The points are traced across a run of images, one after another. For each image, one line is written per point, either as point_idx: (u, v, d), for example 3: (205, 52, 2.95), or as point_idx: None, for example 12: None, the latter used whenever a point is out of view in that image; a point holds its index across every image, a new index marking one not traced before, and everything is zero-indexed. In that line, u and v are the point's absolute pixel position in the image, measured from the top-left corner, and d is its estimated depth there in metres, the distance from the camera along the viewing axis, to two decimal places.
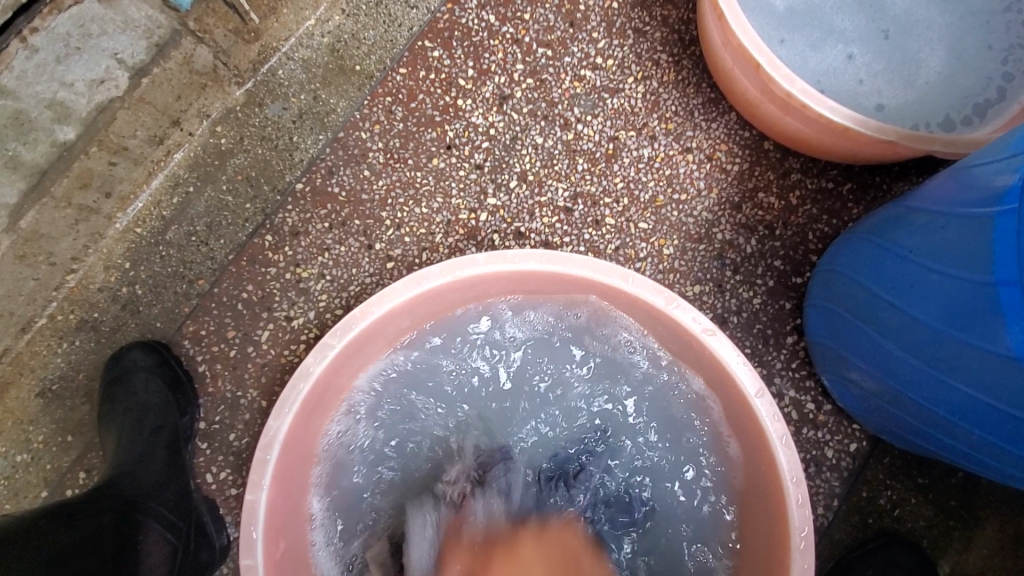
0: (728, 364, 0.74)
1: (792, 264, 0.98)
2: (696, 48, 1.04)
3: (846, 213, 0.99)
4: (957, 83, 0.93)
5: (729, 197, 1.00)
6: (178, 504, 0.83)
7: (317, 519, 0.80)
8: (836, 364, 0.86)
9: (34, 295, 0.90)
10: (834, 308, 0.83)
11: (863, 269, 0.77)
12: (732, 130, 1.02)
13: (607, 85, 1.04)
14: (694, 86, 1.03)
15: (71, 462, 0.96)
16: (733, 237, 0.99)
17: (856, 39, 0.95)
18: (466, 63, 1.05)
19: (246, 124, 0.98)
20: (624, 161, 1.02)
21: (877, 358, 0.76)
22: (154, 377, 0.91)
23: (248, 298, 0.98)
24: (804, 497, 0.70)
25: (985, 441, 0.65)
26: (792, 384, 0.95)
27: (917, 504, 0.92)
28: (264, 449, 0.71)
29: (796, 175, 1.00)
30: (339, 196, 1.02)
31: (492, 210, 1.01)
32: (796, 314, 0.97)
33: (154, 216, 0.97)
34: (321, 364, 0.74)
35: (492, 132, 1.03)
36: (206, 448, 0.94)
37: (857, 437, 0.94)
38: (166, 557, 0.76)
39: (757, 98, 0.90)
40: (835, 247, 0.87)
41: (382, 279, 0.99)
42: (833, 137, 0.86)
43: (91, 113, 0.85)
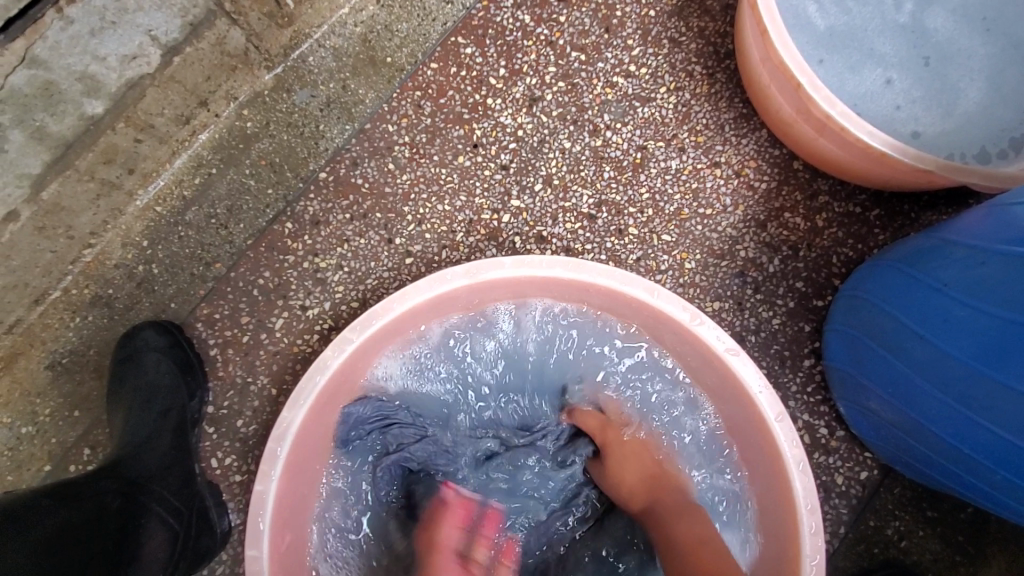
0: (750, 387, 0.73)
1: (814, 287, 0.97)
2: (731, 62, 1.03)
3: (871, 238, 0.98)
4: (994, 115, 0.91)
5: (754, 215, 0.99)
6: (181, 490, 0.82)
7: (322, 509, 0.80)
8: (854, 392, 0.85)
9: (50, 268, 0.89)
10: (857, 335, 0.82)
11: (892, 298, 0.76)
12: (761, 148, 1.01)
13: (639, 93, 1.03)
14: (727, 100, 1.02)
15: (77, 437, 0.97)
16: (757, 255, 0.98)
17: (896, 64, 0.94)
18: (498, 63, 1.04)
19: (272, 108, 0.98)
20: (651, 171, 1.00)
21: (900, 388, 0.75)
22: (165, 359, 0.91)
23: (264, 285, 0.98)
24: (817, 525, 0.69)
25: (1010, 483, 0.64)
26: (805, 408, 0.94)
27: (925, 537, 0.91)
28: (277, 440, 0.70)
29: (823, 197, 0.99)
30: (362, 188, 1.01)
31: (515, 212, 1.00)
32: (815, 337, 0.96)
33: (175, 195, 0.96)
34: (338, 358, 0.73)
35: (520, 133, 1.02)
36: (213, 433, 0.93)
37: (868, 465, 0.93)
38: (165, 543, 0.75)
39: (792, 116, 0.88)
40: (860, 273, 0.86)
41: (399, 274, 0.99)
42: (869, 162, 0.85)
43: (120, 88, 0.83)
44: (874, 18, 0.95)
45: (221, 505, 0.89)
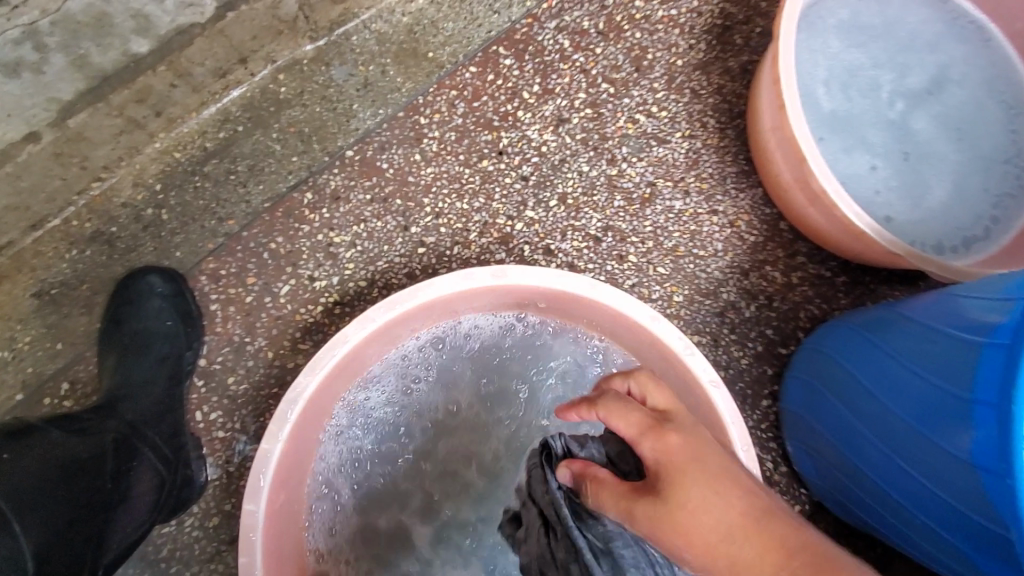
0: (724, 418, 0.81)
1: (781, 336, 1.08)
2: (742, 121, 1.13)
3: (836, 301, 1.10)
4: (953, 214, 1.06)
5: (740, 263, 1.09)
6: (171, 438, 0.85)
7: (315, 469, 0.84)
8: (805, 434, 0.96)
9: (55, 196, 0.90)
10: (816, 385, 0.93)
11: (852, 358, 0.87)
12: (756, 204, 1.11)
13: (657, 133, 1.11)
14: (732, 155, 1.12)
15: (56, 371, 0.93)
16: (737, 300, 1.08)
17: (881, 153, 1.07)
18: (533, 79, 1.09)
19: (309, 79, 1.00)
20: (657, 207, 1.09)
21: (847, 437, 0.85)
22: (167, 308, 0.92)
23: (275, 250, 0.99)
24: None
25: (926, 528, 0.75)
26: (757, 443, 1.05)
27: None
28: (288, 404, 0.73)
29: (801, 258, 1.11)
30: (386, 172, 1.04)
31: (528, 222, 1.06)
32: (775, 381, 1.07)
33: (196, 144, 0.97)
34: (358, 335, 0.77)
35: (544, 149, 1.08)
36: (201, 386, 0.94)
37: (802, 500, 1.04)
38: (152, 487, 0.76)
39: (790, 183, 0.99)
40: (824, 330, 0.97)
41: (410, 262, 1.02)
42: (849, 236, 0.96)
43: (169, 33, 0.85)
44: (869, 110, 1.08)
45: (201, 459, 0.90)
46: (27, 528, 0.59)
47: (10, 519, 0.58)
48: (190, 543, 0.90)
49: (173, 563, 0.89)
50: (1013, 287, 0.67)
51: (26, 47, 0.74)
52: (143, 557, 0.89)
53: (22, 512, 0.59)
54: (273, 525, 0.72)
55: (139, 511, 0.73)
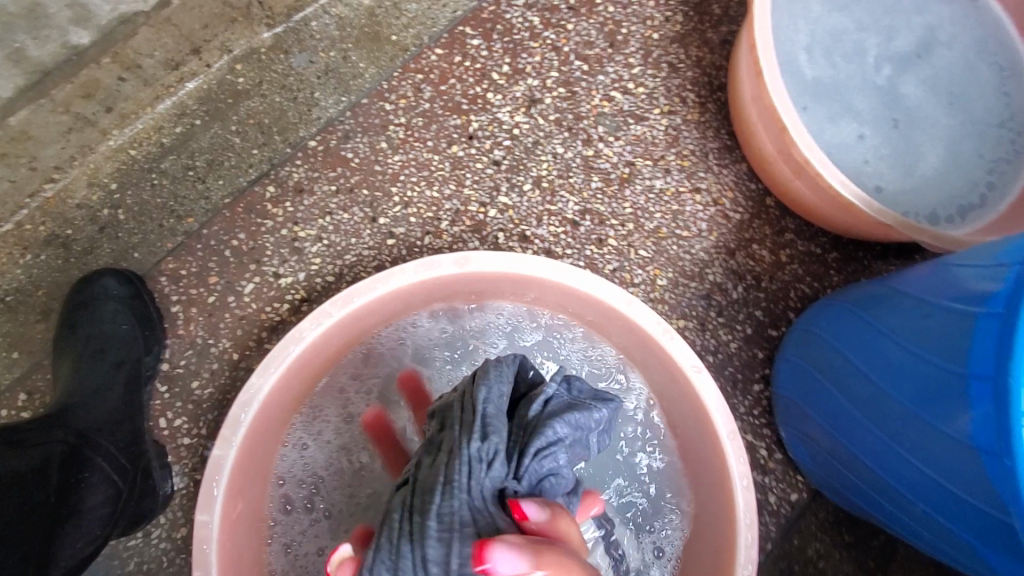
0: (706, 404, 0.77)
1: (771, 317, 1.04)
2: (723, 94, 1.08)
3: (828, 279, 1.05)
4: (947, 183, 1.00)
5: (726, 243, 1.05)
6: (128, 447, 0.80)
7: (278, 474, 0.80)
8: (797, 419, 0.92)
9: (7, 198, 0.89)
10: (807, 367, 0.89)
11: (843, 337, 0.83)
12: (740, 180, 1.06)
13: (634, 110, 1.06)
14: (714, 130, 1.07)
15: (13, 381, 0.89)
16: (723, 281, 1.04)
17: (870, 121, 1.02)
18: (502, 59, 1.04)
19: (268, 68, 0.97)
20: (636, 187, 1.04)
21: (840, 421, 0.81)
22: (124, 310, 0.88)
23: (237, 247, 0.95)
24: (752, 539, 0.73)
25: (925, 515, 0.71)
26: (750, 429, 1.01)
27: (840, 558, 0.99)
28: (243, 405, 0.70)
29: (789, 235, 1.06)
30: (352, 162, 0.99)
31: (502, 208, 1.01)
32: (766, 364, 1.02)
33: (153, 141, 0.93)
34: (315, 331, 0.73)
35: (516, 132, 1.03)
36: (165, 391, 0.90)
37: (798, 488, 1.00)
38: (107, 499, 0.72)
39: (772, 156, 0.95)
40: (814, 310, 0.93)
41: (379, 254, 0.98)
42: (837, 209, 0.92)
43: (112, 22, 0.91)
44: (856, 76, 1.03)
45: (165, 467, 0.86)
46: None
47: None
48: (158, 556, 0.87)
49: None
50: (1004, 254, 0.63)
51: None
52: (109, 571, 0.86)
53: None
54: (230, 534, 0.69)
55: (92, 525, 0.70)
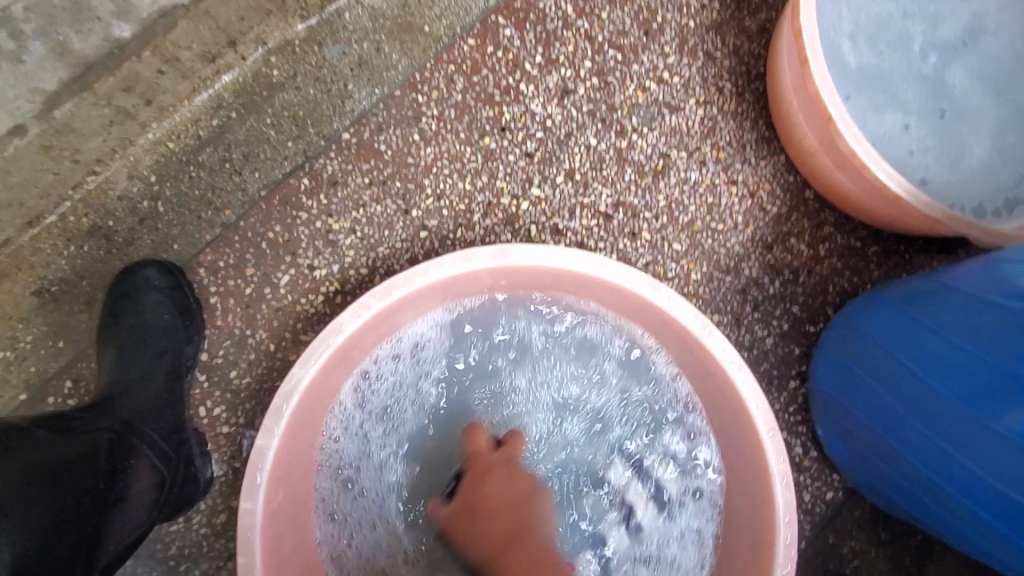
0: (746, 401, 0.76)
1: (808, 312, 1.02)
2: (760, 84, 1.05)
3: (867, 274, 1.03)
4: (995, 175, 0.97)
5: (762, 236, 1.03)
6: (171, 434, 0.82)
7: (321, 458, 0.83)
8: (837, 415, 0.90)
9: (50, 190, 0.85)
10: (848, 363, 0.87)
11: (887, 332, 0.81)
12: (778, 172, 1.04)
13: (669, 101, 1.04)
14: (751, 121, 1.04)
15: (60, 368, 0.93)
16: (759, 275, 1.02)
17: (915, 111, 0.99)
18: (535, 49, 1.03)
19: (301, 60, 0.94)
20: (670, 179, 1.03)
21: (882, 418, 0.80)
22: (164, 301, 0.90)
23: (273, 239, 0.96)
24: (792, 538, 0.72)
25: (973, 516, 0.69)
26: (784, 426, 0.99)
27: (875, 557, 0.97)
28: (284, 396, 0.71)
29: (828, 228, 1.03)
30: (385, 154, 1.00)
31: (534, 200, 1.01)
32: (802, 360, 1.01)
33: (190, 133, 0.92)
34: (353, 323, 0.73)
35: (549, 123, 1.02)
36: (204, 381, 0.92)
37: (834, 486, 0.98)
38: (152, 485, 0.74)
39: (815, 147, 0.92)
40: (856, 305, 0.91)
41: (412, 247, 0.98)
42: (882, 202, 0.89)
43: (152, 16, 0.81)
44: (901, 65, 0.99)
45: (205, 454, 0.88)
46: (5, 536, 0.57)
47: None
48: (198, 541, 0.89)
49: (183, 560, 0.88)
50: None
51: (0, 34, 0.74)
52: (152, 555, 0.88)
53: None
54: (273, 521, 0.70)
55: (138, 510, 0.71)
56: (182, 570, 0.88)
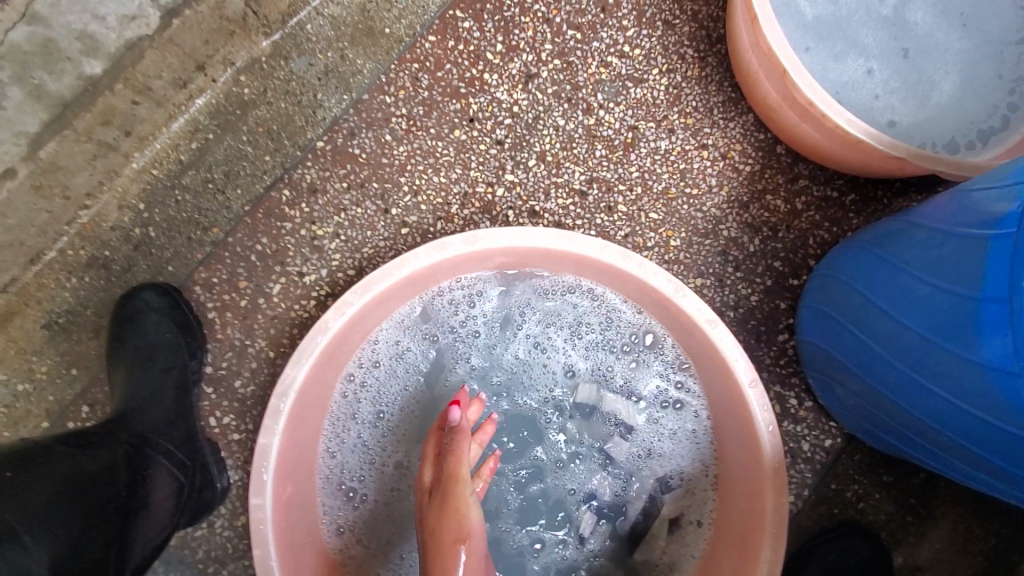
0: (726, 355, 0.77)
1: (790, 266, 1.03)
2: (722, 46, 1.06)
3: (846, 222, 1.04)
4: (965, 108, 0.97)
5: (738, 196, 1.04)
6: (185, 444, 0.86)
7: (327, 449, 0.87)
8: (824, 365, 0.91)
9: (46, 227, 0.90)
10: (828, 311, 0.88)
11: (861, 276, 0.82)
12: (747, 131, 1.05)
13: (632, 74, 1.05)
14: (717, 84, 1.05)
15: (75, 394, 0.97)
16: (738, 235, 1.03)
17: (878, 55, 0.99)
18: (495, 38, 1.04)
19: (270, 76, 0.98)
20: (641, 151, 1.04)
21: (863, 359, 0.81)
22: (164, 320, 0.94)
23: (261, 251, 0.99)
24: (783, 482, 0.75)
25: (954, 444, 0.70)
26: (777, 379, 1.01)
27: (880, 499, 0.99)
28: (280, 396, 0.75)
29: (803, 180, 1.04)
30: (360, 158, 1.02)
31: (509, 185, 1.03)
32: (789, 314, 1.02)
33: (172, 159, 0.96)
34: (338, 320, 0.77)
35: (516, 109, 1.04)
36: (211, 393, 0.96)
37: (832, 433, 1.00)
38: (171, 491, 0.78)
39: (777, 103, 0.93)
40: (835, 254, 0.91)
41: (395, 244, 1.01)
42: (848, 148, 0.90)
43: (119, 50, 0.85)
44: (860, 9, 0.99)
45: (220, 462, 0.93)
46: (36, 543, 0.60)
47: (18, 533, 0.59)
48: (223, 543, 0.94)
49: (211, 563, 0.93)
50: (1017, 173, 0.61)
51: None
52: (181, 559, 0.93)
53: (30, 525, 0.60)
54: (282, 515, 0.75)
55: (161, 515, 0.76)
56: (211, 572, 0.93)
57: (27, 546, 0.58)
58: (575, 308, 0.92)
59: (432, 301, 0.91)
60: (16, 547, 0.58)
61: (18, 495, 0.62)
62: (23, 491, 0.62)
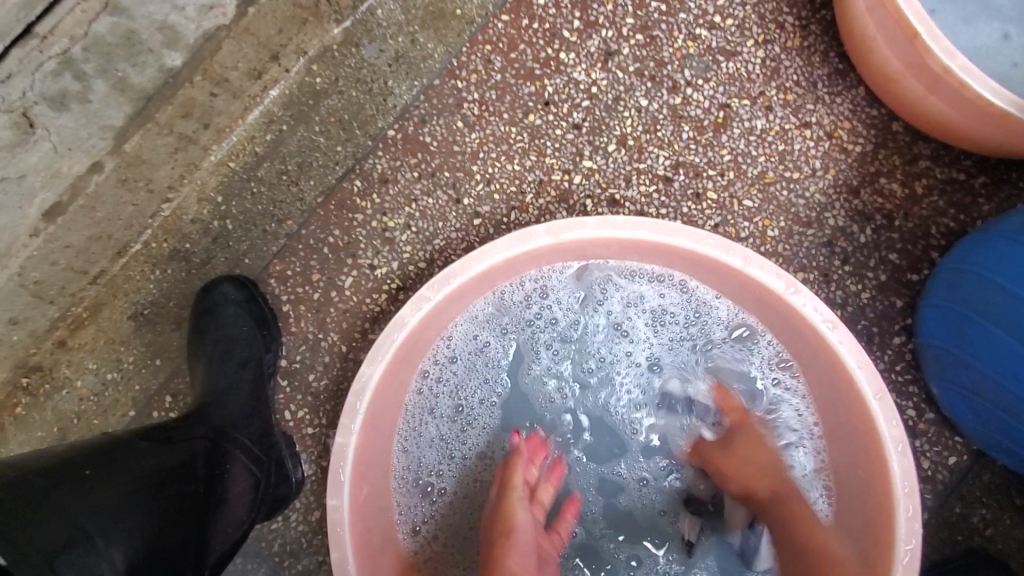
0: (847, 361, 0.69)
1: (908, 259, 0.91)
2: (828, 12, 0.95)
3: (976, 209, 0.91)
4: None
5: (847, 180, 0.92)
6: (261, 438, 0.86)
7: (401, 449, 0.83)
8: (952, 372, 0.79)
9: (132, 222, 0.94)
10: (960, 310, 0.76)
11: (1012, 271, 0.70)
12: (858, 106, 0.93)
13: (724, 46, 0.96)
14: (822, 54, 0.94)
15: (159, 384, 0.99)
16: (846, 224, 0.92)
17: (1015, 18, 0.85)
18: (572, 14, 0.97)
19: (342, 64, 0.96)
20: (733, 131, 0.95)
21: (1012, 368, 0.70)
22: (242, 313, 0.93)
23: (334, 243, 0.98)
24: (914, 510, 0.67)
25: None
26: (892, 387, 0.90)
27: (1013, 526, 0.87)
28: (356, 394, 0.72)
29: (924, 162, 0.92)
30: (430, 146, 0.98)
31: (587, 172, 0.96)
32: (906, 314, 0.90)
33: (248, 151, 0.97)
34: (415, 316, 0.74)
35: (594, 90, 0.97)
36: (286, 385, 0.96)
37: (957, 450, 0.88)
38: (249, 486, 0.78)
39: (899, 72, 0.82)
40: (964, 246, 0.79)
41: (467, 236, 0.97)
42: (987, 123, 0.78)
43: (198, 41, 0.85)
44: None
45: (295, 456, 0.92)
46: (112, 543, 0.58)
47: (93, 536, 0.58)
48: (297, 537, 0.93)
49: (286, 557, 0.93)
50: None
51: (67, 78, 0.76)
52: (259, 552, 0.93)
53: (104, 527, 0.59)
54: (360, 516, 0.72)
55: (238, 511, 0.75)
56: (286, 566, 0.93)
57: (101, 550, 0.57)
58: (662, 308, 0.85)
59: (509, 301, 0.86)
60: (89, 550, 0.56)
61: (97, 492, 0.61)
62: (101, 488, 0.62)
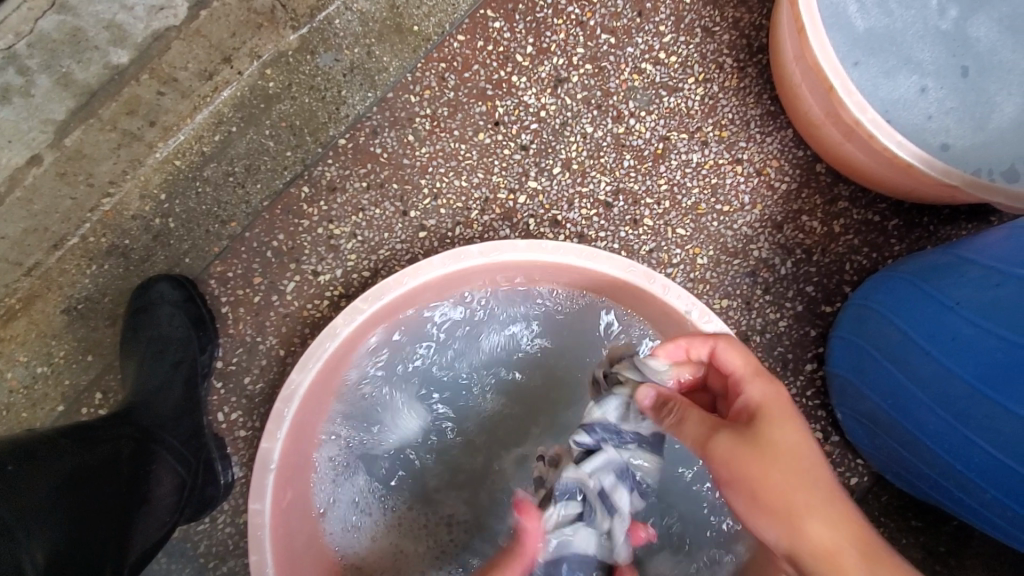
0: None
1: (823, 293, 0.98)
2: (764, 56, 1.01)
3: (888, 248, 0.98)
4: None
5: (772, 216, 0.99)
6: (189, 441, 0.86)
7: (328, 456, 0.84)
8: (854, 401, 0.86)
9: (70, 215, 0.93)
10: (861, 344, 0.83)
11: (900, 311, 0.76)
12: (786, 147, 0.99)
13: (666, 82, 1.00)
14: (756, 95, 1.00)
15: (89, 382, 0.96)
16: (770, 257, 0.98)
17: (932, 72, 0.93)
18: (526, 40, 1.01)
19: (296, 70, 0.97)
20: (671, 163, 1.00)
21: (897, 400, 0.76)
22: (178, 313, 0.93)
23: (278, 247, 0.98)
24: None
25: (999, 501, 0.68)
26: (803, 411, 0.96)
27: (907, 545, 0.94)
28: (284, 402, 0.74)
29: (843, 203, 0.99)
30: (381, 157, 1.00)
31: (532, 193, 1.00)
32: (819, 343, 0.97)
33: (195, 150, 0.96)
34: (348, 327, 0.76)
35: (543, 114, 1.01)
36: (221, 387, 0.96)
37: (859, 472, 0.95)
38: (174, 489, 0.78)
39: (819, 120, 0.88)
40: (870, 284, 0.86)
41: (412, 248, 0.99)
42: (893, 171, 0.84)
43: (146, 40, 0.89)
44: (915, 23, 0.94)
45: (225, 459, 0.92)
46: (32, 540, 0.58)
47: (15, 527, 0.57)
48: (224, 539, 0.93)
49: (211, 559, 0.93)
50: None
51: (9, 72, 0.82)
52: (183, 553, 0.93)
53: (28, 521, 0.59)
54: (280, 522, 0.74)
55: (161, 512, 0.75)
56: (211, 568, 0.93)
57: (22, 544, 0.57)
58: None
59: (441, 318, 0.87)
60: (10, 541, 0.56)
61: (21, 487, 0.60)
62: (25, 485, 0.61)
